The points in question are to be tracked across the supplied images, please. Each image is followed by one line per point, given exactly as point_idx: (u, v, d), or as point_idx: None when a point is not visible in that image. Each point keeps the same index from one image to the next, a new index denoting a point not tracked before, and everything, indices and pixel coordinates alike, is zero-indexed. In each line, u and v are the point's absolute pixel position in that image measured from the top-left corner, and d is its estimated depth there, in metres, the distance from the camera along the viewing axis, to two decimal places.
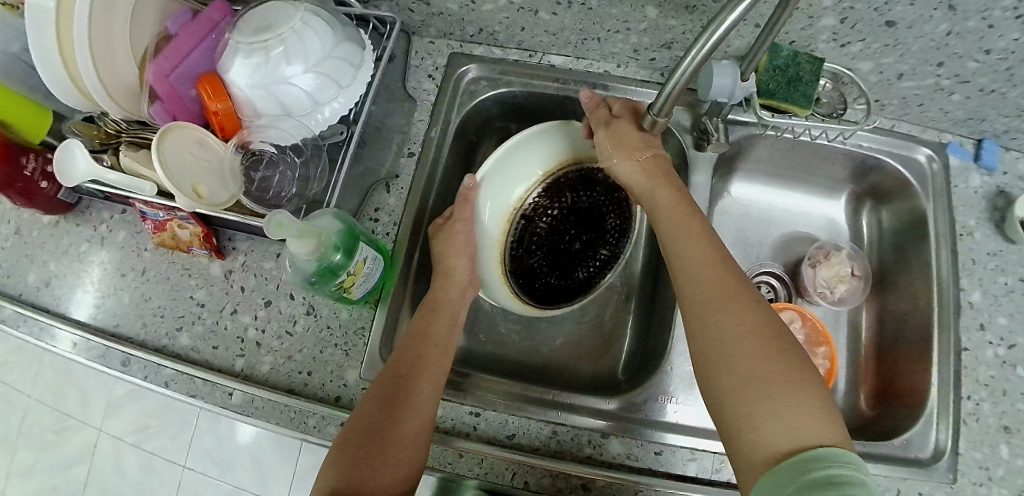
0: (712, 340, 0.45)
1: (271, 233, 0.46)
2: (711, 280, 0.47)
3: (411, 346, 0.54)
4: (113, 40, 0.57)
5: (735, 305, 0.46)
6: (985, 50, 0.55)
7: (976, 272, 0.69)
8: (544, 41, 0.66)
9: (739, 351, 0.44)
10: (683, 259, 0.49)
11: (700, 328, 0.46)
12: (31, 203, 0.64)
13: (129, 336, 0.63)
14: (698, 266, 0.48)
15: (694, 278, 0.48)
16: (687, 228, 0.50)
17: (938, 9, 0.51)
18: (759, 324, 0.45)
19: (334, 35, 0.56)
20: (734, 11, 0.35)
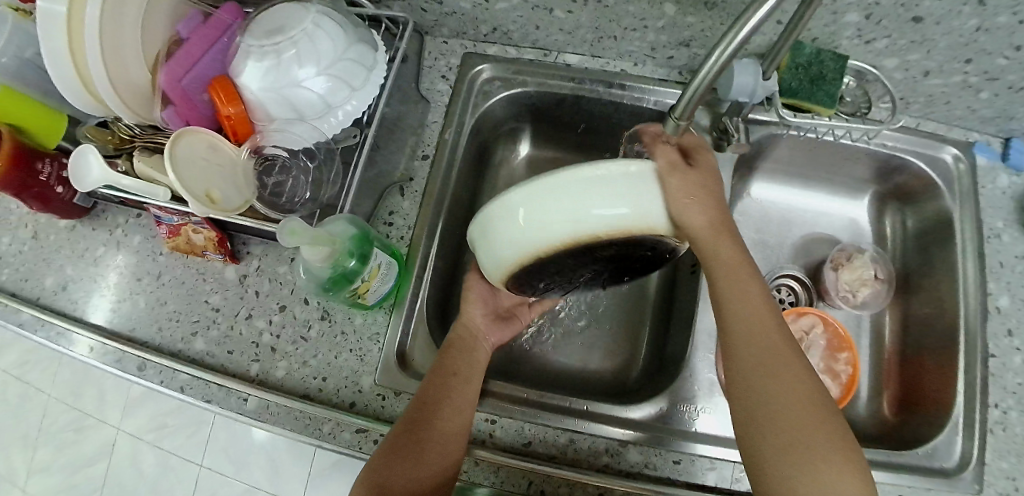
0: (763, 405, 0.43)
1: (283, 240, 0.45)
2: (759, 338, 0.45)
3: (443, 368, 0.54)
4: (124, 44, 0.56)
5: (785, 371, 0.44)
6: (1016, 46, 0.54)
7: (1004, 275, 0.66)
8: (559, 40, 0.65)
9: (788, 411, 0.42)
10: (737, 314, 0.46)
11: (749, 385, 0.44)
12: (47, 207, 0.65)
13: (145, 341, 0.63)
14: (753, 324, 0.46)
15: (746, 335, 0.46)
16: (738, 288, 0.47)
17: (967, 4, 0.50)
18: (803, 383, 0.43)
19: (345, 37, 0.55)
20: (759, 10, 0.34)
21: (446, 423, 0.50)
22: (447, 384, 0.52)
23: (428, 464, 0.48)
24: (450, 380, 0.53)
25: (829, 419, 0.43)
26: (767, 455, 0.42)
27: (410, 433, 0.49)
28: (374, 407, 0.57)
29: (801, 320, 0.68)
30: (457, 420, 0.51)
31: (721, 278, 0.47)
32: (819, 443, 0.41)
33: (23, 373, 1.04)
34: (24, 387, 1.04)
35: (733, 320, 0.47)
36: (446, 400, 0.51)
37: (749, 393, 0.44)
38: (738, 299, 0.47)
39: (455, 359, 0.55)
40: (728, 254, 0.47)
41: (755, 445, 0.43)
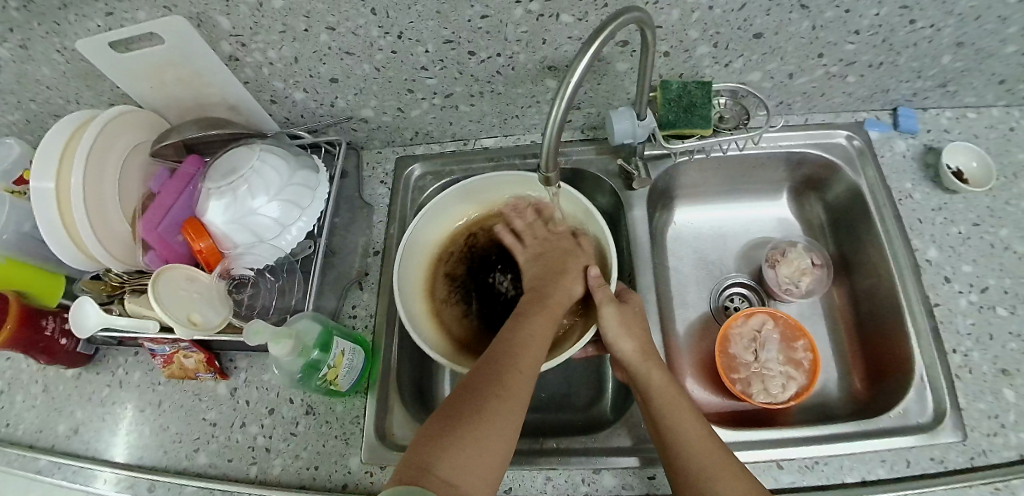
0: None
1: (249, 338, 0.54)
2: (685, 439, 0.52)
3: (497, 343, 0.57)
4: (107, 206, 0.66)
5: (717, 466, 0.50)
6: (854, 31, 0.61)
7: (926, 229, 0.71)
8: (473, 129, 0.74)
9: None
10: (668, 422, 0.54)
11: (684, 482, 0.50)
12: (54, 359, 0.72)
13: (153, 465, 0.69)
14: (680, 437, 0.52)
15: (673, 442, 0.52)
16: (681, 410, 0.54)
17: (793, 11, 0.58)
18: (730, 473, 0.49)
19: (289, 165, 0.65)
20: (569, 82, 0.43)
21: (501, 390, 0.51)
22: (524, 325, 0.58)
23: (484, 430, 0.48)
24: (510, 349, 0.55)
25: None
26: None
27: (469, 402, 0.50)
28: (365, 484, 0.61)
29: (752, 321, 0.73)
30: (518, 386, 0.52)
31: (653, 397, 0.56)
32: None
33: None
34: None
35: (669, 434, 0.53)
36: (504, 367, 0.53)
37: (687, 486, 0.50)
38: (673, 415, 0.54)
39: (508, 337, 0.57)
40: (657, 379, 0.56)
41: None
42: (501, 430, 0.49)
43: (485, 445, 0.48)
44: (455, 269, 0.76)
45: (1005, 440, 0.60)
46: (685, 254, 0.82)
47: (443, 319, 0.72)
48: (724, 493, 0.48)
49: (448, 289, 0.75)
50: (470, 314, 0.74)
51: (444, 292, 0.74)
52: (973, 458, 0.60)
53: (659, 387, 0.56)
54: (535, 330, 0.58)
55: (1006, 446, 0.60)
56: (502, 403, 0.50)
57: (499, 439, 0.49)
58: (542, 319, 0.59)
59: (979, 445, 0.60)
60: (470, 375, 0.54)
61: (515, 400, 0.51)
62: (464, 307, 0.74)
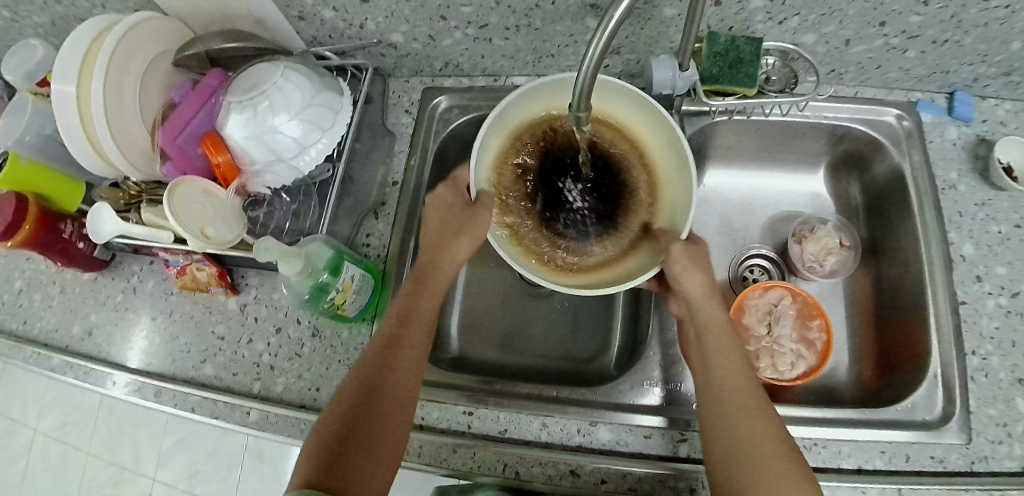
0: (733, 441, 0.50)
1: (258, 255, 0.54)
2: (732, 385, 0.53)
3: (386, 343, 0.54)
4: (126, 113, 0.66)
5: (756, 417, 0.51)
6: (924, 3, 0.56)
7: (964, 224, 0.68)
8: (505, 66, 0.72)
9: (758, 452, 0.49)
10: (715, 364, 0.54)
11: (720, 419, 0.51)
12: (71, 263, 0.73)
13: (160, 373, 0.70)
14: (728, 384, 0.53)
15: (718, 385, 0.53)
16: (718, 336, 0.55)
17: None
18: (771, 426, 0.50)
19: (313, 86, 0.63)
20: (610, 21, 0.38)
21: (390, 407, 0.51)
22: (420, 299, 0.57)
23: (370, 450, 0.48)
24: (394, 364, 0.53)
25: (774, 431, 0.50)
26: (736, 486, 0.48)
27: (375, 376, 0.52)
28: None
29: (769, 294, 0.71)
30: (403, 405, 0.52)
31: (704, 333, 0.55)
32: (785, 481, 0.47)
33: (63, 436, 1.12)
34: (64, 448, 1.12)
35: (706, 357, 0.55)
36: (399, 379, 0.52)
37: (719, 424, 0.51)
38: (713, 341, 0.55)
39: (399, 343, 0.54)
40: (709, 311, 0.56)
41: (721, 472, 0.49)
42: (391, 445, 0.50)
43: (375, 468, 0.48)
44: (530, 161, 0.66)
45: (1009, 449, 0.59)
46: (709, 219, 0.79)
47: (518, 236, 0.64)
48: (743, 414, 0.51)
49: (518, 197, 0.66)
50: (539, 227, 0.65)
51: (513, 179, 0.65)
52: (972, 463, 0.59)
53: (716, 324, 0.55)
54: (422, 314, 0.57)
55: (1008, 455, 0.59)
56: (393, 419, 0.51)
57: (385, 462, 0.49)
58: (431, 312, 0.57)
59: (982, 450, 0.59)
60: (360, 378, 0.52)
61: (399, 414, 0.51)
62: (530, 206, 0.66)
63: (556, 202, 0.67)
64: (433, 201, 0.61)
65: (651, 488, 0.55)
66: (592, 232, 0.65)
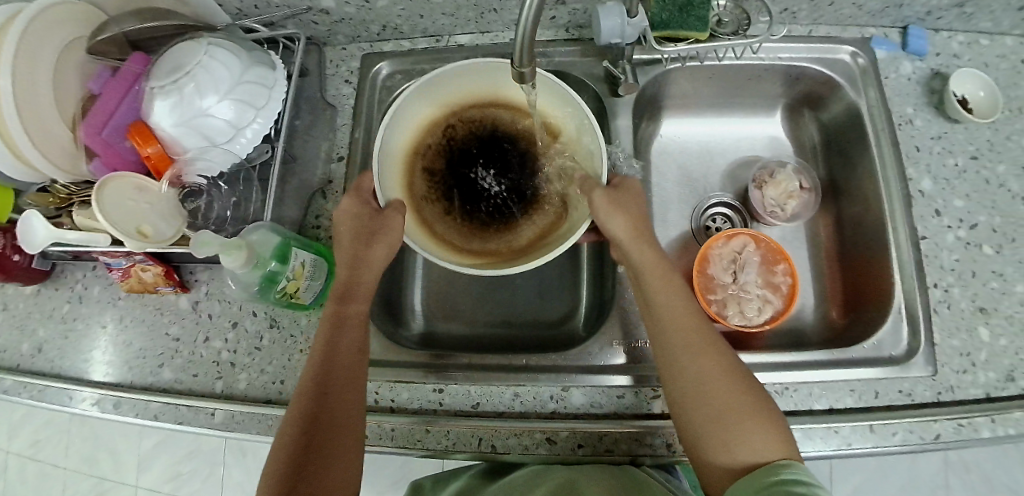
0: (692, 398, 0.48)
1: (197, 251, 0.50)
2: (685, 334, 0.50)
3: (323, 351, 0.51)
4: (42, 109, 0.60)
5: (712, 369, 0.48)
6: None
7: (922, 159, 0.67)
8: (446, 24, 0.68)
9: (723, 407, 0.46)
10: (664, 313, 0.51)
11: (676, 377, 0.49)
12: (9, 277, 0.69)
13: (118, 382, 0.67)
14: (678, 333, 0.50)
15: (670, 336, 0.50)
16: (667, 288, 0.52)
17: None
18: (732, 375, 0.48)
19: (241, 62, 0.59)
20: None
21: (339, 419, 0.49)
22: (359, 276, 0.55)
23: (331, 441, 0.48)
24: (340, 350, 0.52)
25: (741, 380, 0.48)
26: (705, 448, 0.46)
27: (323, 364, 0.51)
28: None
29: (732, 243, 0.70)
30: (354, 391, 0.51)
31: (645, 280, 0.52)
32: (753, 434, 0.45)
33: (36, 453, 1.09)
34: (38, 466, 1.09)
35: (659, 311, 0.51)
36: (337, 386, 0.50)
37: (677, 381, 0.49)
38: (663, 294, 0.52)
39: (331, 350, 0.51)
40: (648, 256, 0.53)
41: (688, 434, 0.48)
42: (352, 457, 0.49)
43: (335, 453, 0.48)
44: (436, 164, 0.68)
45: (974, 377, 0.60)
46: (669, 169, 0.77)
47: (430, 224, 0.66)
48: (707, 369, 0.48)
49: (427, 185, 0.67)
50: (456, 214, 0.67)
51: (423, 185, 0.67)
52: (939, 393, 0.60)
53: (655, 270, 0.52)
54: (364, 292, 0.55)
55: (973, 383, 0.60)
56: (346, 423, 0.49)
57: (347, 444, 0.49)
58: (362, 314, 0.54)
59: (948, 380, 0.60)
60: (304, 397, 0.49)
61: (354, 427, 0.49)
62: (446, 204, 0.67)
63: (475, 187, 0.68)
64: (340, 213, 0.58)
65: (627, 448, 0.55)
66: (517, 213, 0.66)
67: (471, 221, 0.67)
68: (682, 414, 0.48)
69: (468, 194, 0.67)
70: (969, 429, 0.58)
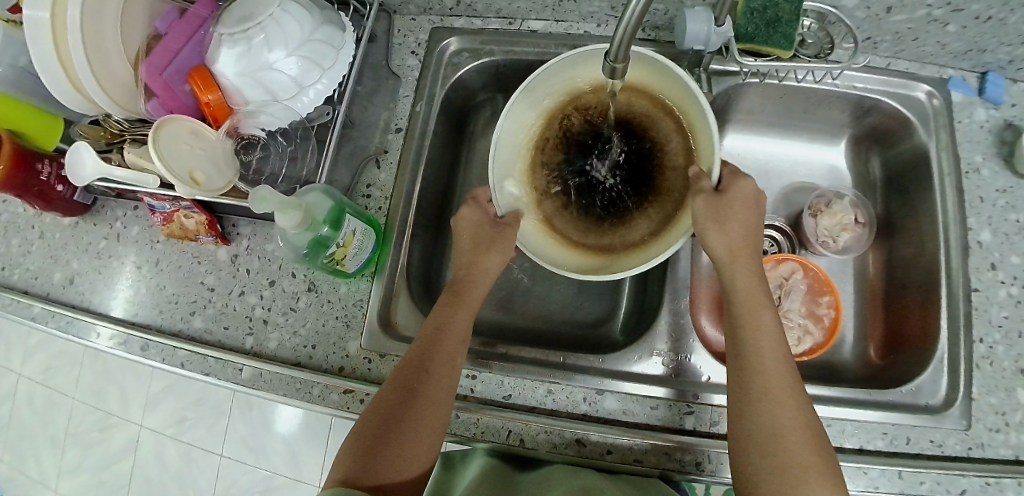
0: (765, 436, 0.46)
1: (255, 207, 0.48)
2: (766, 369, 0.48)
3: (422, 348, 0.53)
4: (106, 42, 0.59)
5: (792, 416, 0.46)
6: None
7: (984, 210, 0.65)
8: (522, 6, 0.67)
9: (795, 455, 0.44)
10: (750, 342, 0.49)
11: (751, 409, 0.47)
12: (50, 206, 0.69)
13: (148, 324, 0.67)
14: (762, 369, 0.48)
15: (754, 368, 0.48)
16: (759, 319, 0.50)
17: None
18: (810, 427, 0.46)
19: (312, 19, 0.57)
20: None
21: (426, 409, 0.49)
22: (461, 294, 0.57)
23: (401, 452, 0.47)
24: (432, 366, 0.52)
25: (814, 434, 0.46)
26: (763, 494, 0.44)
27: (415, 377, 0.51)
28: (360, 371, 0.60)
29: (781, 267, 0.69)
30: (439, 405, 0.50)
31: (739, 303, 0.51)
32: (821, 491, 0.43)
33: (46, 380, 1.10)
34: (48, 392, 1.10)
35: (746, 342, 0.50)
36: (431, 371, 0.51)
37: (747, 416, 0.47)
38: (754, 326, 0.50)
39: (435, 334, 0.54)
40: (749, 284, 0.52)
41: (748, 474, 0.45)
42: (426, 449, 0.49)
43: (405, 466, 0.47)
44: (553, 154, 0.67)
45: (1006, 438, 0.59)
46: None
47: (551, 220, 0.66)
48: (784, 412, 0.46)
49: (547, 176, 0.67)
50: (572, 206, 0.67)
51: (544, 177, 0.67)
52: (969, 449, 0.59)
53: (752, 298, 0.51)
54: (456, 325, 0.55)
55: (1005, 443, 0.59)
56: (426, 432, 0.49)
57: (416, 457, 0.48)
58: (468, 312, 0.56)
59: (979, 437, 0.59)
60: (399, 380, 0.51)
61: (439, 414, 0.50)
62: (566, 198, 0.67)
63: (586, 176, 0.67)
64: (462, 222, 0.62)
65: (656, 460, 0.54)
66: (632, 206, 0.64)
67: (581, 213, 0.66)
68: (743, 449, 0.46)
69: (579, 186, 0.67)
70: (996, 489, 0.57)
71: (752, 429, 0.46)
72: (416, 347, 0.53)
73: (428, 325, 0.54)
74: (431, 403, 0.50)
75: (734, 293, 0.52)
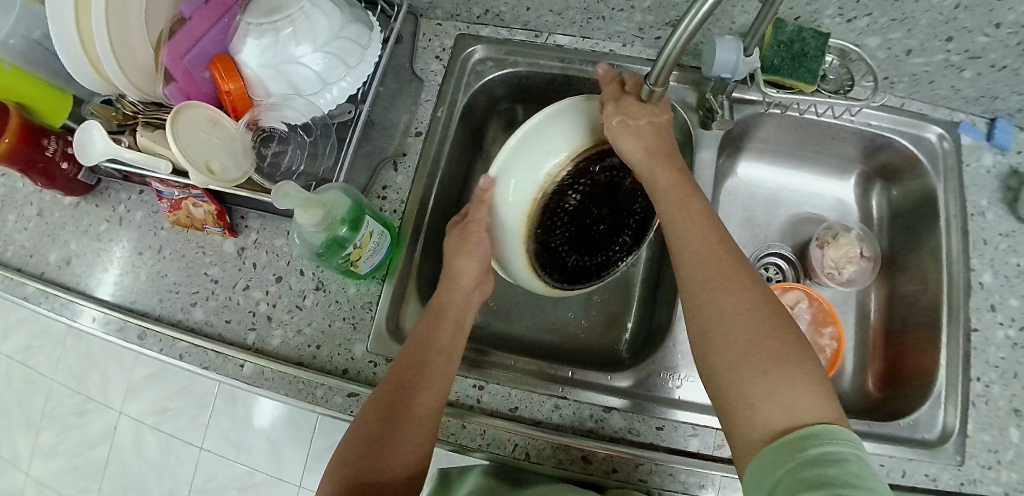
0: (717, 339, 0.43)
1: (278, 203, 0.47)
2: (704, 260, 0.46)
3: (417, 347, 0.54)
4: (129, 22, 0.57)
5: (741, 302, 0.43)
6: (995, 24, 0.55)
7: (987, 251, 0.67)
8: (549, 20, 0.67)
9: (749, 348, 0.42)
10: (685, 237, 0.48)
11: (698, 308, 0.45)
12: (52, 185, 0.67)
13: (146, 311, 0.66)
14: (699, 260, 0.46)
15: (692, 260, 0.46)
16: (687, 207, 0.49)
17: None
18: (766, 316, 0.43)
19: (341, 16, 0.57)
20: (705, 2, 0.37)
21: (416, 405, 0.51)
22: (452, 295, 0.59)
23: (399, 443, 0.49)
24: (423, 362, 0.53)
25: (773, 320, 0.42)
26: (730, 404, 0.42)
27: (407, 370, 0.52)
28: (365, 374, 0.59)
29: (787, 296, 0.70)
30: (430, 407, 0.51)
31: (663, 193, 0.50)
32: (793, 385, 0.40)
33: (26, 359, 1.06)
34: (26, 371, 1.06)
35: (679, 240, 0.48)
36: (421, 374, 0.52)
37: (697, 318, 0.45)
38: (687, 221, 0.48)
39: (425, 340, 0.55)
40: (670, 178, 0.50)
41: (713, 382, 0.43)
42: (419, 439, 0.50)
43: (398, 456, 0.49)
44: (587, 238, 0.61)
45: (997, 475, 0.60)
46: (732, 209, 0.78)
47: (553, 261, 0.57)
48: (727, 302, 0.44)
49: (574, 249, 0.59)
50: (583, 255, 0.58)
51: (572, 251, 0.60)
52: (962, 484, 0.59)
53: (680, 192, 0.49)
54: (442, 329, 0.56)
55: (996, 481, 0.59)
56: (417, 425, 0.50)
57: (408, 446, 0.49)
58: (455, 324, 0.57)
59: (972, 473, 0.60)
60: (394, 377, 0.52)
61: (429, 417, 0.51)
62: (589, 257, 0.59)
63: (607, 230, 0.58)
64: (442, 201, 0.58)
65: (659, 480, 0.54)
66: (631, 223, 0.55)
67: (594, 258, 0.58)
68: (703, 356, 0.44)
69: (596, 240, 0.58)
70: None
71: (705, 337, 0.44)
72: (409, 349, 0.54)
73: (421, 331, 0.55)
74: (424, 403, 0.51)
75: (656, 187, 0.51)
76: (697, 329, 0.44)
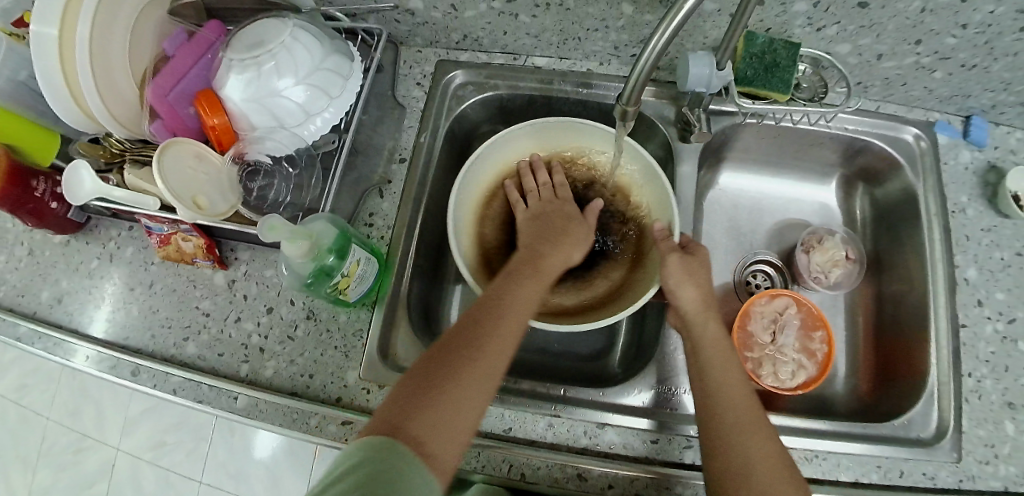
0: (735, 483, 0.46)
1: (263, 235, 0.49)
2: (736, 408, 0.50)
3: (478, 316, 0.50)
4: (115, 63, 0.59)
5: (763, 453, 0.47)
6: (961, 25, 0.57)
7: (971, 248, 0.68)
8: (527, 43, 0.69)
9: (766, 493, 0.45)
10: (718, 386, 0.51)
11: (722, 443, 0.48)
12: (43, 223, 0.68)
13: (139, 348, 0.65)
14: (732, 407, 0.50)
15: (725, 407, 0.50)
16: (724, 361, 0.53)
17: None
18: (781, 467, 0.47)
19: (321, 48, 0.58)
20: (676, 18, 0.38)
21: (468, 383, 0.45)
22: (525, 267, 0.56)
23: (448, 422, 0.43)
24: (481, 331, 0.49)
25: (788, 475, 0.47)
26: None
27: (462, 341, 0.48)
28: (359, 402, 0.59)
29: (775, 302, 0.70)
30: (474, 393, 0.45)
31: (705, 346, 0.54)
32: None
33: (22, 398, 1.06)
34: (22, 411, 1.06)
35: (709, 384, 0.52)
36: (493, 329, 0.49)
37: (722, 455, 0.48)
38: (719, 371, 0.52)
39: (499, 298, 0.51)
40: (717, 339, 0.54)
41: None
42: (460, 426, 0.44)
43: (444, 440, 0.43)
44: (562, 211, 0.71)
45: (995, 469, 0.60)
46: (717, 218, 0.79)
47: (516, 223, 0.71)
48: (751, 449, 0.47)
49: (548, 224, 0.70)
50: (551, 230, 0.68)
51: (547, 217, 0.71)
52: (961, 481, 0.59)
53: (721, 354, 0.53)
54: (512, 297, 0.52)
55: (994, 475, 0.59)
56: (460, 413, 0.44)
57: (454, 431, 0.43)
58: (534, 285, 0.54)
59: (970, 469, 0.60)
60: (447, 344, 0.48)
61: (476, 406, 0.45)
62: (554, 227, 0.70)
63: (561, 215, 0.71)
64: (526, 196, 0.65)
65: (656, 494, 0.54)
66: None
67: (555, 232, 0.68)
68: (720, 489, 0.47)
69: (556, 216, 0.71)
70: None
71: (725, 472, 0.47)
72: (464, 320, 0.50)
73: (489, 296, 0.52)
74: (478, 384, 0.46)
75: (697, 338, 0.54)
76: (718, 469, 0.48)
